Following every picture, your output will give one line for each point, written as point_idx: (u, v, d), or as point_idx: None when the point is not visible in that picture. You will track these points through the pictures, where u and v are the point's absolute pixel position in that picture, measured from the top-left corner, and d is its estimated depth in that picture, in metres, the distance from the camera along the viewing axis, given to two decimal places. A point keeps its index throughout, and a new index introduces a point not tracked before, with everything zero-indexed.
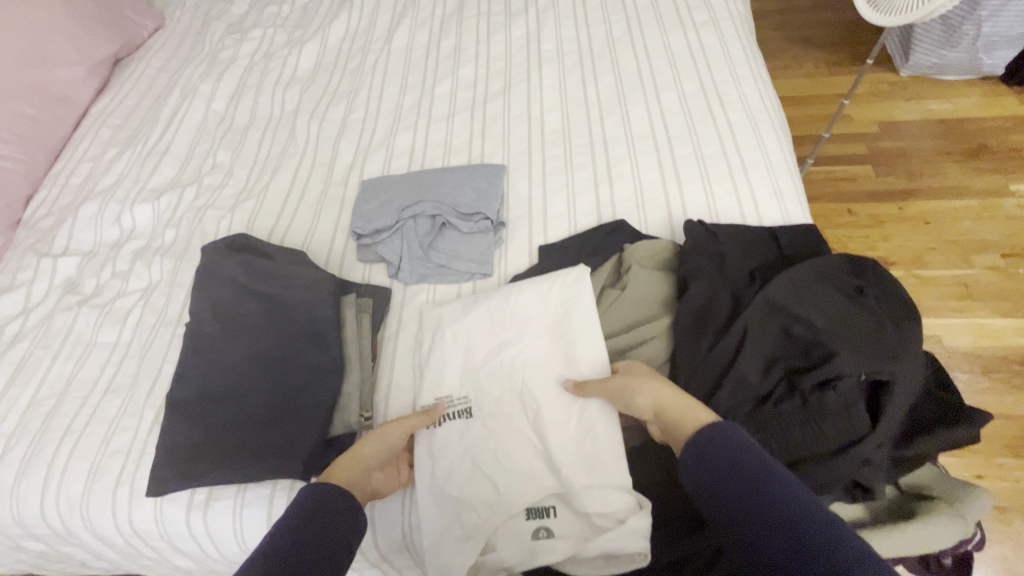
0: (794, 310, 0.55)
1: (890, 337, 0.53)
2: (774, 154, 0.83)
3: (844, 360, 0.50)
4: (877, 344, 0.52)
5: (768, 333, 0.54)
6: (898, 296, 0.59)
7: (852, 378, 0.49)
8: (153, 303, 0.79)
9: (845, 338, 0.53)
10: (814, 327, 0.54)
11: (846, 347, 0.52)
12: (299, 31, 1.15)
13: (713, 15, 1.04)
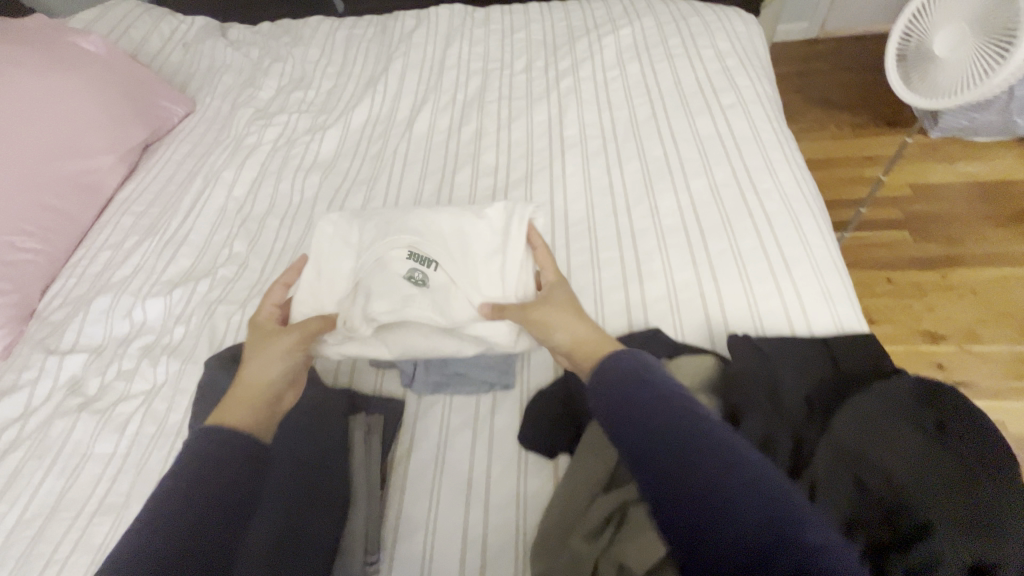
0: (870, 462, 0.48)
1: (989, 489, 0.45)
2: (818, 249, 0.78)
3: (941, 536, 0.43)
4: (977, 504, 0.44)
5: (841, 490, 0.47)
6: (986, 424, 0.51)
7: (952, 558, 0.42)
8: (154, 409, 0.75)
9: (938, 499, 0.45)
10: (898, 485, 0.46)
11: (937, 510, 0.44)
12: (323, 116, 1.16)
13: (740, 98, 1.01)
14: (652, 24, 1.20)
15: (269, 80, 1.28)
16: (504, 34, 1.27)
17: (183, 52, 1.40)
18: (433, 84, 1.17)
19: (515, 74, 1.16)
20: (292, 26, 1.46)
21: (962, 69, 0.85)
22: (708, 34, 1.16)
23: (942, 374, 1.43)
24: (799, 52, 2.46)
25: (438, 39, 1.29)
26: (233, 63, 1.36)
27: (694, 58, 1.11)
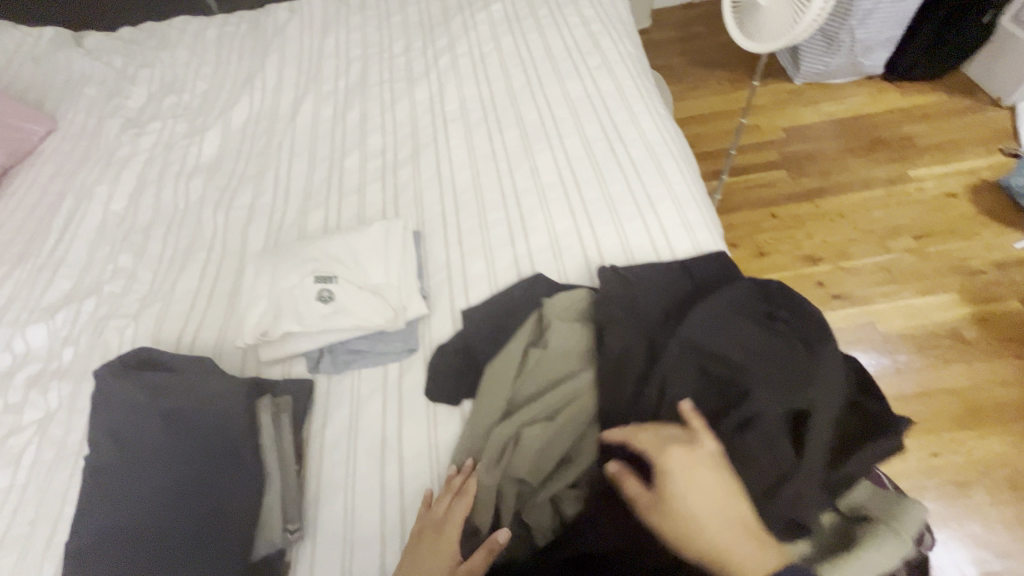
0: (713, 352, 0.56)
1: (803, 362, 0.55)
2: (679, 186, 0.86)
3: (758, 401, 0.52)
4: (790, 374, 0.54)
5: (690, 375, 0.55)
6: (808, 314, 0.60)
7: (769, 415, 0.51)
8: (50, 435, 0.72)
9: (762, 374, 0.54)
10: (737, 366, 0.55)
11: (761, 381, 0.53)
12: (201, 118, 1.12)
13: (605, 59, 1.09)
14: None
15: (138, 87, 1.22)
16: (381, 19, 1.28)
17: (34, 66, 1.29)
18: (314, 75, 1.16)
19: (394, 58, 1.17)
20: (156, 29, 1.38)
21: (780, 16, 0.96)
22: (574, 3, 1.23)
23: (824, 291, 1.62)
24: (678, 17, 2.62)
25: (314, 30, 1.27)
26: (95, 73, 1.27)
27: (562, 27, 1.18)
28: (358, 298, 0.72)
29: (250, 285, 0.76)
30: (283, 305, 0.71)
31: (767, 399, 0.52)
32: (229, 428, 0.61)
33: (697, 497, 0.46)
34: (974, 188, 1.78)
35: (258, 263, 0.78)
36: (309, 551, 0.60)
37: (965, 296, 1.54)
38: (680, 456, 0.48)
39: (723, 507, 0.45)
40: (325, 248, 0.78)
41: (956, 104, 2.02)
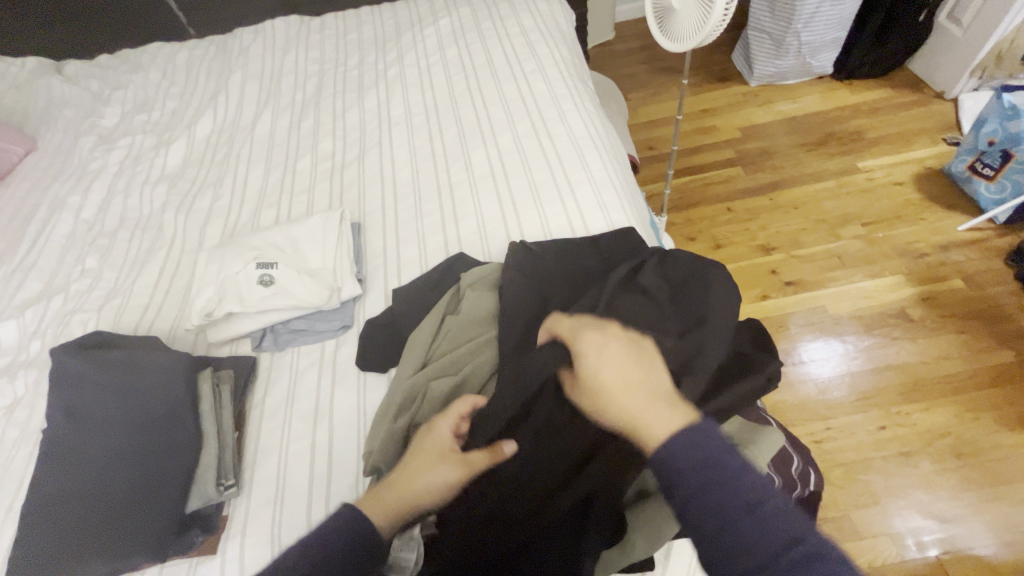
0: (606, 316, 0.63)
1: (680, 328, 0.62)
2: (598, 173, 0.94)
3: None
4: (667, 331, 0.61)
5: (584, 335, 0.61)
6: (691, 274, 0.67)
7: None
8: (15, 418, 0.78)
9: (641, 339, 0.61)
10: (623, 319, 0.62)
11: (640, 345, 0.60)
12: (168, 133, 1.21)
13: (540, 64, 1.18)
14: (467, 12, 1.35)
15: (111, 108, 1.31)
16: (338, 37, 1.38)
17: (16, 93, 1.39)
18: (273, 89, 1.25)
19: (348, 71, 1.26)
20: (131, 55, 1.48)
21: (692, 18, 1.05)
22: (515, 15, 1.33)
23: (777, 278, 1.68)
24: (641, 29, 2.73)
25: (276, 49, 1.37)
26: (73, 97, 1.36)
27: (503, 37, 1.27)
28: (295, 281, 0.79)
29: (201, 275, 0.83)
30: (228, 290, 0.78)
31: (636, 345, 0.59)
32: (171, 398, 0.68)
33: (606, 375, 0.48)
34: (920, 176, 1.86)
35: (209, 255, 0.86)
36: (243, 506, 0.65)
37: (910, 277, 1.60)
38: (590, 348, 0.50)
39: (636, 379, 0.46)
40: (269, 239, 0.85)
41: (903, 99, 2.11)
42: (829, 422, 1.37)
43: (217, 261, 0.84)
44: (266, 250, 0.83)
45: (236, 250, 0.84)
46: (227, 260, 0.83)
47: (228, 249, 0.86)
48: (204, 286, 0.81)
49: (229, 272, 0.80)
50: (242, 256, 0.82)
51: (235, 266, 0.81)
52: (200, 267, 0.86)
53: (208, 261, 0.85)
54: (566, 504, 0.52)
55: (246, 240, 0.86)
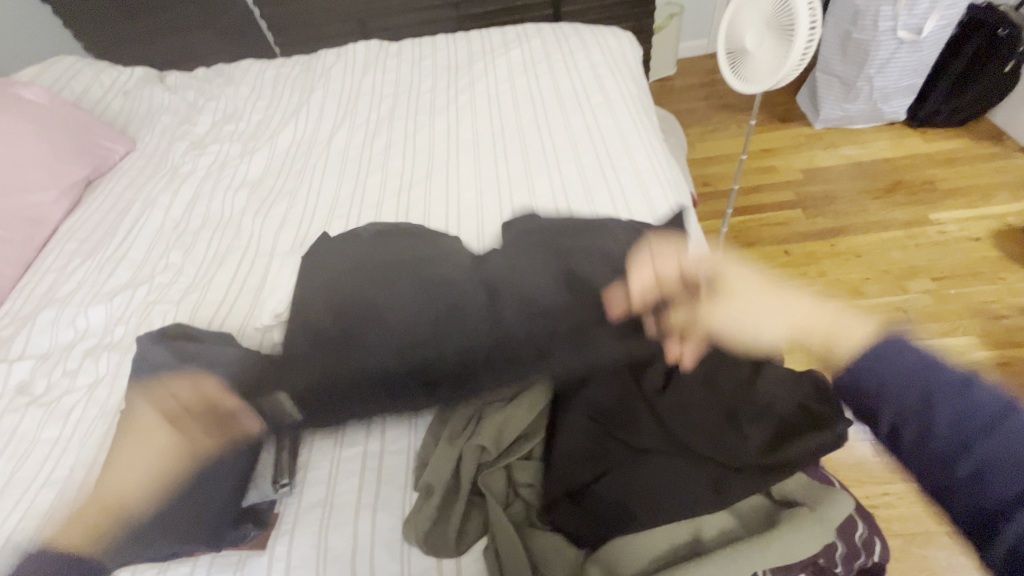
0: None
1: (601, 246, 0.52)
2: (662, 208, 0.94)
3: (689, 392, 0.59)
4: (733, 379, 0.61)
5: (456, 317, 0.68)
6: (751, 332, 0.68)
7: (696, 404, 0.58)
8: (96, 396, 0.84)
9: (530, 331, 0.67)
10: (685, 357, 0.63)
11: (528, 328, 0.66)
12: (252, 142, 1.30)
13: (607, 98, 1.20)
14: (538, 45, 1.40)
15: (203, 116, 1.42)
16: (413, 62, 1.45)
17: (123, 98, 1.52)
18: (350, 108, 1.33)
19: (421, 94, 1.33)
20: (225, 70, 1.61)
21: (768, 60, 1.05)
22: (585, 49, 1.36)
23: None
24: (703, 65, 2.71)
25: (356, 71, 1.45)
26: (171, 105, 1.48)
27: (572, 69, 1.30)
28: None
29: (274, 277, 0.89)
30: None
31: (695, 394, 0.59)
32: (232, 395, 0.70)
33: None
34: (999, 233, 1.74)
35: (282, 261, 0.91)
36: (293, 506, 0.67)
37: (986, 340, 1.49)
38: None
39: None
40: (340, 248, 0.89)
41: (983, 149, 1.98)
42: (887, 488, 1.28)
43: (289, 265, 0.88)
44: None
45: (308, 255, 0.89)
46: (298, 266, 0.88)
47: (299, 255, 0.90)
48: (276, 288, 0.85)
49: (302, 278, 0.85)
50: (314, 264, 0.86)
51: (307, 273, 0.85)
52: (274, 269, 0.91)
53: (281, 264, 0.90)
54: (627, 546, 0.52)
55: (318, 248, 0.91)
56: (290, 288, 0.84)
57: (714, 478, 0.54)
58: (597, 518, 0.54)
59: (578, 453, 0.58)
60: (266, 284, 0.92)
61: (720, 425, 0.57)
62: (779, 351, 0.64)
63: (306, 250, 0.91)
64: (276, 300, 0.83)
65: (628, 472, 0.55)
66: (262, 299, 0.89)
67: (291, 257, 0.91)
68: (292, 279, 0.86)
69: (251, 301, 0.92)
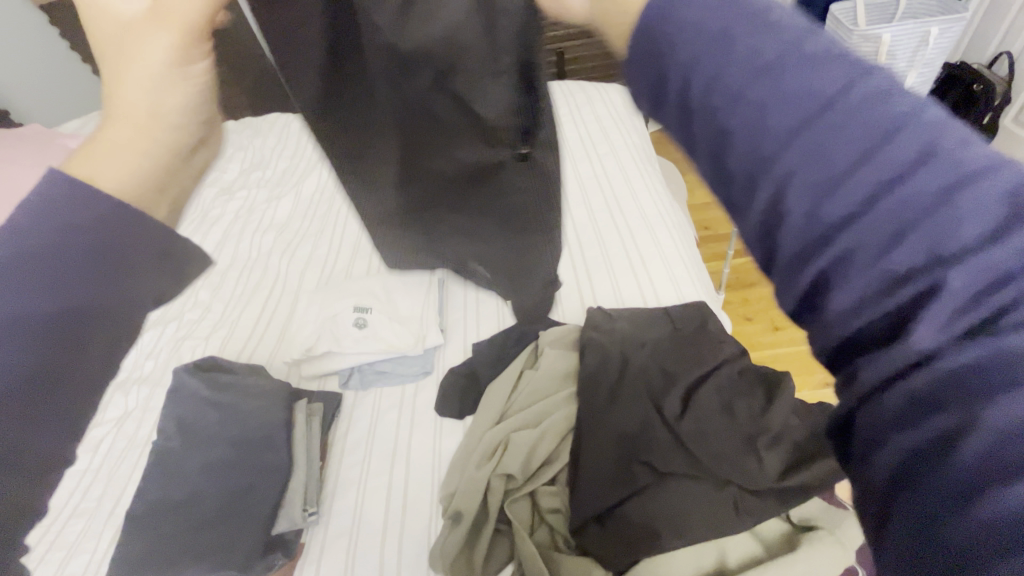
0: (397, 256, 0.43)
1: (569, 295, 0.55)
2: (669, 249, 0.99)
3: (706, 419, 0.62)
4: (748, 407, 0.65)
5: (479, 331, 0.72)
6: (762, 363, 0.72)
7: (714, 430, 0.61)
8: (126, 429, 0.86)
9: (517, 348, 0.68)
10: (701, 386, 0.66)
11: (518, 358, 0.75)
12: (279, 189, 1.38)
13: (613, 147, 1.28)
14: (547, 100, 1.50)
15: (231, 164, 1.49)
16: None
17: None
18: None
19: None
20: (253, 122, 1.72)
21: None
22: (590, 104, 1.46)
23: None
24: None
25: None
26: None
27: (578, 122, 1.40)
28: (385, 329, 0.87)
29: (301, 314, 0.93)
30: (326, 330, 0.87)
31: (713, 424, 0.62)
32: (264, 428, 0.74)
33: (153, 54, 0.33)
34: None
35: (308, 300, 0.96)
36: (320, 535, 0.69)
37: None
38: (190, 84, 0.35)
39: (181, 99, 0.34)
40: (363, 286, 0.94)
41: None
42: None
43: (316, 302, 0.93)
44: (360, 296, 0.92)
45: (332, 292, 0.94)
46: (325, 302, 0.92)
47: (326, 293, 0.95)
48: (303, 325, 0.89)
49: (329, 315, 0.89)
50: (340, 302, 0.90)
51: (333, 310, 0.89)
52: (301, 306, 0.95)
53: (309, 302, 0.95)
54: (655, 569, 0.54)
55: (342, 287, 0.95)
56: (319, 324, 0.88)
57: (735, 500, 0.57)
58: (626, 540, 0.56)
59: (606, 479, 0.60)
60: (293, 322, 0.97)
61: (739, 450, 0.60)
62: (789, 380, 0.68)
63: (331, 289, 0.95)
64: (305, 337, 0.88)
65: (653, 496, 0.57)
66: (290, 337, 0.94)
67: (319, 294, 0.96)
68: (318, 315, 0.90)
69: (279, 336, 0.97)
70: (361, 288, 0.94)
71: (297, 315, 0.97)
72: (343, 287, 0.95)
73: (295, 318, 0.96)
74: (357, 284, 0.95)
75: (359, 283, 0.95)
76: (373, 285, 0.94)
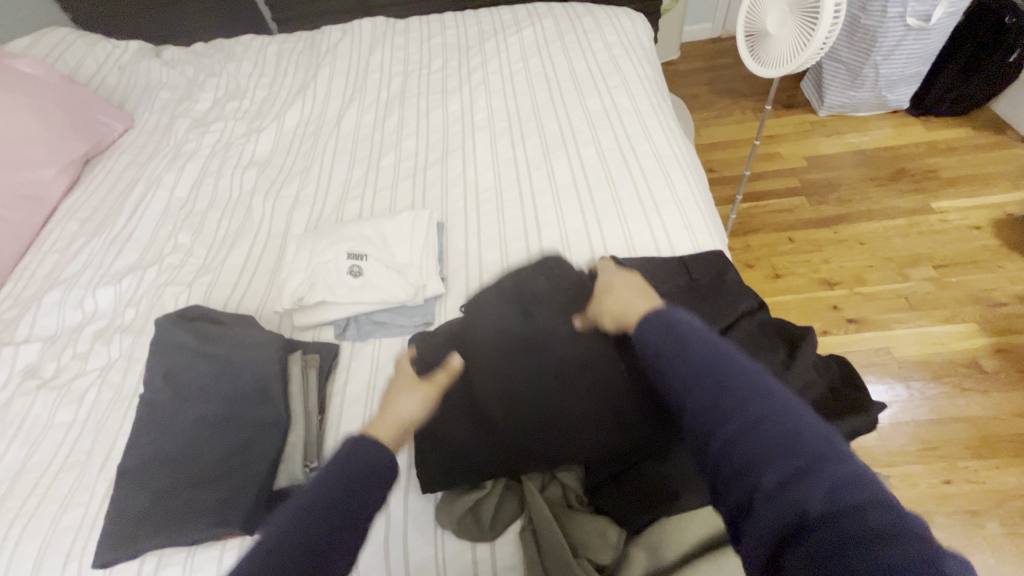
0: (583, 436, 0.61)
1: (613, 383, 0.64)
2: (683, 193, 0.93)
3: None
4: (769, 362, 0.62)
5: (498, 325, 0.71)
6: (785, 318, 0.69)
7: None
8: (111, 379, 0.82)
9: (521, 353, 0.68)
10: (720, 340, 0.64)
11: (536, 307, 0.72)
12: (258, 121, 1.27)
13: (624, 80, 1.18)
14: (551, 24, 1.37)
15: (205, 92, 1.37)
16: (422, 39, 1.42)
17: (118, 74, 1.46)
18: (359, 86, 1.30)
19: (432, 73, 1.30)
20: (225, 44, 1.55)
21: (790, 42, 1.04)
22: (598, 29, 1.33)
23: (838, 314, 1.59)
24: (706, 50, 2.67)
25: (363, 48, 1.42)
26: (169, 81, 1.43)
27: (586, 49, 1.28)
28: (381, 277, 0.81)
29: (291, 259, 0.87)
30: (318, 279, 0.81)
31: None
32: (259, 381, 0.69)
33: None
34: (1000, 222, 1.74)
35: (297, 243, 0.89)
36: None
37: (986, 326, 1.50)
38: None
39: None
40: (355, 230, 0.88)
41: (985, 139, 1.98)
42: (889, 471, 1.28)
43: (307, 247, 0.87)
44: (353, 241, 0.86)
45: (325, 236, 0.88)
46: (317, 247, 0.86)
47: (316, 236, 0.89)
48: (293, 272, 0.84)
49: (321, 262, 0.83)
50: (333, 247, 0.84)
51: (326, 256, 0.84)
52: (291, 251, 0.89)
53: (298, 246, 0.89)
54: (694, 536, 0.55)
55: (335, 231, 0.88)
56: (311, 270, 0.83)
57: None
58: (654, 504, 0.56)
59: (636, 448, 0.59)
60: (281, 268, 0.91)
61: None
62: (811, 337, 0.65)
63: (323, 232, 0.89)
64: (295, 284, 0.82)
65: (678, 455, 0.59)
66: (279, 283, 0.88)
67: (310, 237, 0.89)
68: (311, 262, 0.84)
69: (266, 283, 0.91)
70: (355, 232, 0.87)
71: (286, 259, 0.90)
72: (335, 230, 0.88)
73: (284, 263, 0.90)
74: (351, 229, 0.88)
75: (353, 228, 0.88)
76: (367, 230, 0.87)
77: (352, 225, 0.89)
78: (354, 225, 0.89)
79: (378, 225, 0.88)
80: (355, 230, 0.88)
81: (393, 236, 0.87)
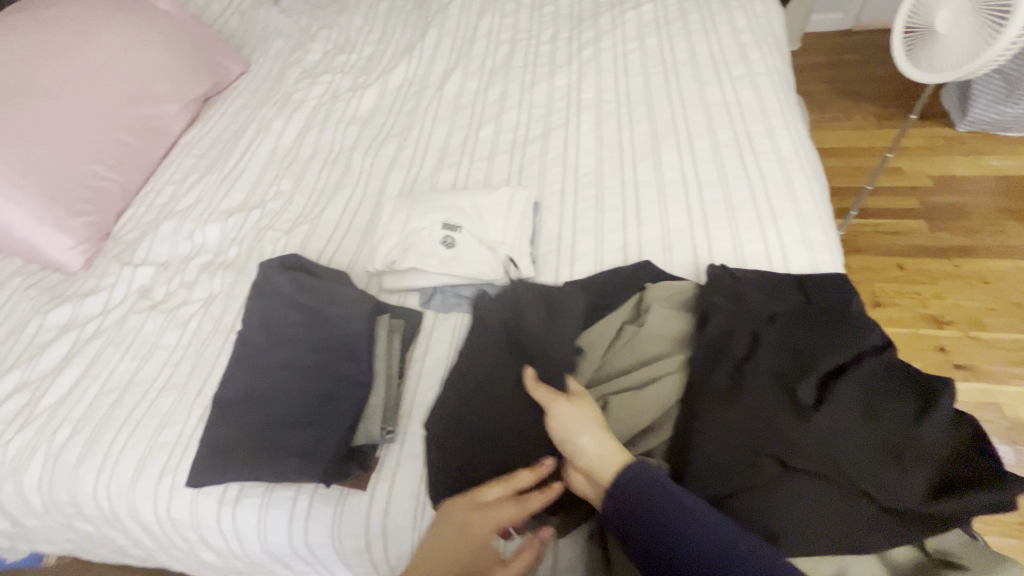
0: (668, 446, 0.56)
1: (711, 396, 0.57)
2: (805, 204, 0.84)
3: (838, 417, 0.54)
4: (895, 411, 0.55)
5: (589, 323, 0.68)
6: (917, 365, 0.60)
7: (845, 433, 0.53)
8: (211, 311, 0.87)
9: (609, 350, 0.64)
10: (841, 375, 0.57)
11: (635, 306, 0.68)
12: (364, 77, 1.28)
13: (751, 70, 1.07)
14: (674, 2, 1.27)
15: (316, 44, 1.40)
16: (534, 7, 1.37)
17: (239, 18, 1.52)
18: (465, 50, 1.28)
19: (541, 45, 1.25)
20: None
21: (963, 43, 0.90)
22: (727, 12, 1.22)
23: (944, 356, 1.42)
24: (831, 44, 2.41)
25: (473, 12, 1.38)
26: (284, 29, 1.47)
27: (710, 32, 1.18)
28: (474, 251, 0.80)
29: (386, 221, 0.88)
30: (411, 244, 0.81)
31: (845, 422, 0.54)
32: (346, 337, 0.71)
33: None
34: None
35: (393, 205, 0.90)
36: (394, 454, 0.68)
37: None
38: None
39: None
40: (452, 200, 0.87)
41: None
42: None
43: (403, 211, 0.87)
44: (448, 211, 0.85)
45: (421, 201, 0.87)
46: (412, 212, 0.86)
47: (413, 201, 0.88)
48: (387, 234, 0.85)
49: (416, 228, 0.83)
50: (429, 214, 0.84)
51: (421, 223, 0.83)
52: (386, 212, 0.89)
53: (394, 208, 0.89)
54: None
55: (431, 198, 0.88)
56: (405, 234, 0.83)
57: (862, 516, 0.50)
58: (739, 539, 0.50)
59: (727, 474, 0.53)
60: (375, 228, 0.92)
61: (880, 460, 0.52)
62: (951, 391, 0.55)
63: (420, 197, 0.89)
64: (389, 246, 0.83)
65: (775, 490, 0.51)
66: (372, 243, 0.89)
67: (407, 201, 0.89)
68: (405, 226, 0.84)
69: (359, 240, 0.92)
70: (451, 202, 0.86)
71: (381, 220, 0.91)
72: (432, 197, 0.88)
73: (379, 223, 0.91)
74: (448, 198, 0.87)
75: (450, 197, 0.87)
76: (464, 201, 0.86)
77: (448, 194, 0.88)
78: (451, 195, 0.88)
79: (475, 198, 0.86)
80: (452, 200, 0.87)
81: (489, 211, 0.85)
